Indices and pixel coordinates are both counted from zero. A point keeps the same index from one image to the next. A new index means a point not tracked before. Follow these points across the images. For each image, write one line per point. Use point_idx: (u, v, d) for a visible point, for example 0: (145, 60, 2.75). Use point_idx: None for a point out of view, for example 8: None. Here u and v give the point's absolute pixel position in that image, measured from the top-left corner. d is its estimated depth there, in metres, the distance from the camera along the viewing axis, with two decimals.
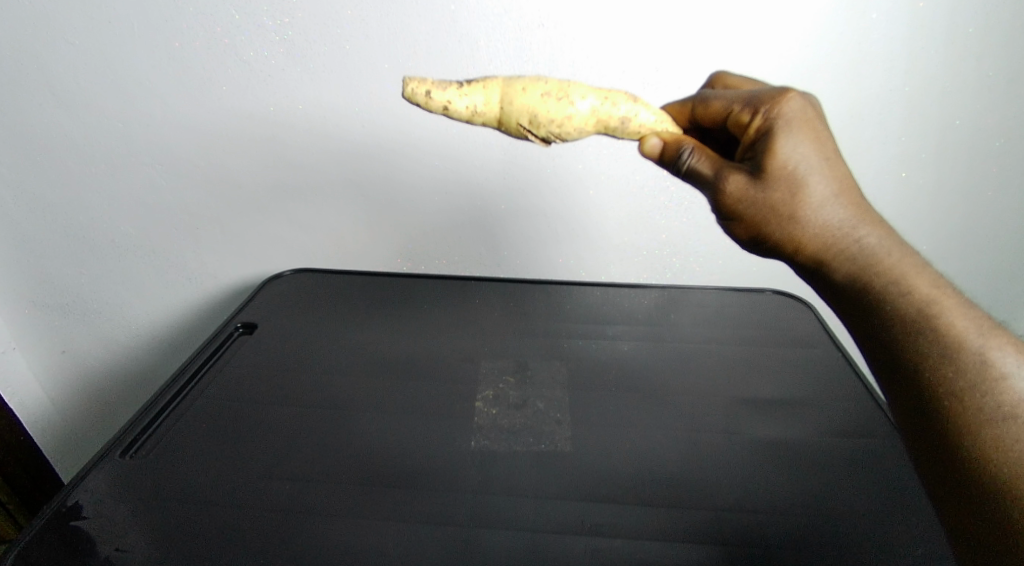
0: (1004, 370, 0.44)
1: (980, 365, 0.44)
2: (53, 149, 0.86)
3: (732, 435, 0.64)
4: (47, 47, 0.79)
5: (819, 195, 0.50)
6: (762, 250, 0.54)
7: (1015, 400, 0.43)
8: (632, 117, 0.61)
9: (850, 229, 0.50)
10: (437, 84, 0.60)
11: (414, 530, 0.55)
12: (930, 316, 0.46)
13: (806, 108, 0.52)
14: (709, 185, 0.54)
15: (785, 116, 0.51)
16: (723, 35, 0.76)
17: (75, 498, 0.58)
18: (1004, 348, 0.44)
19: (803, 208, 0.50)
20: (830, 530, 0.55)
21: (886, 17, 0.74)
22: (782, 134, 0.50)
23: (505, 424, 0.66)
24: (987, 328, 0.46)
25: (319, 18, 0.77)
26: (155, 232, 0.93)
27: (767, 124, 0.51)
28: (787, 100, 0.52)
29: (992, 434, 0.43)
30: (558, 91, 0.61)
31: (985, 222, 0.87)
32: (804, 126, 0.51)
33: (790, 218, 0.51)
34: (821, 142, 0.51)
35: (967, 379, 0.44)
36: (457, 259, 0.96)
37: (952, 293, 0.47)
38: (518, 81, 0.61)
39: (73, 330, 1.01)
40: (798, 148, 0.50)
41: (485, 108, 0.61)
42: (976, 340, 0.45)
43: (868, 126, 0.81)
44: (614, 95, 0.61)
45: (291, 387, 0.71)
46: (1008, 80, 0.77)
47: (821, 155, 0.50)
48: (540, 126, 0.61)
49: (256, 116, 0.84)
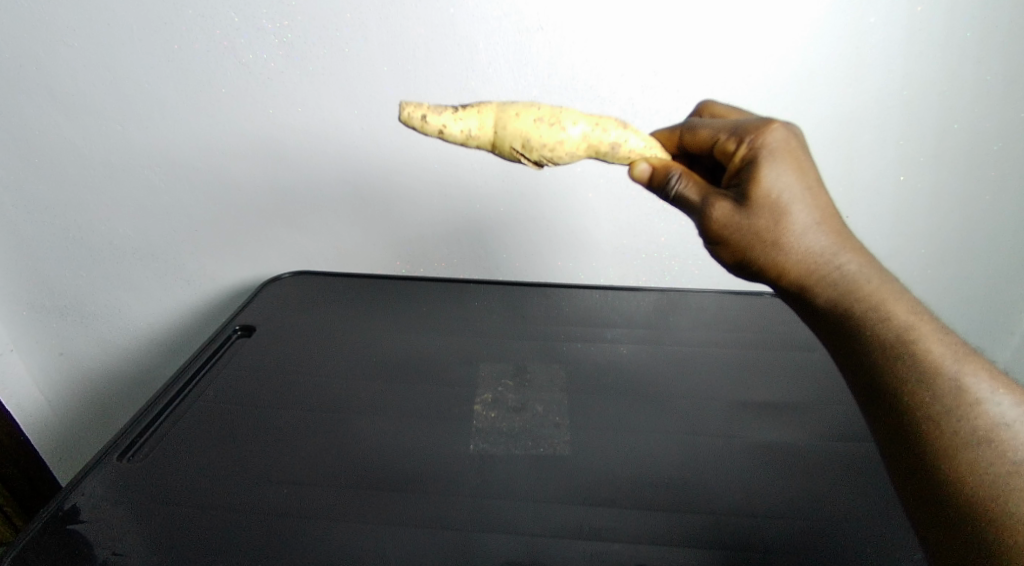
0: (979, 395, 0.44)
1: (957, 391, 0.44)
2: (51, 151, 0.86)
3: (731, 439, 0.64)
4: (46, 49, 0.79)
5: (803, 222, 0.49)
6: (746, 275, 0.54)
7: (990, 425, 0.43)
8: (622, 143, 0.62)
9: (832, 256, 0.50)
10: (433, 108, 0.60)
11: (413, 534, 0.55)
12: (909, 343, 0.46)
13: (790, 138, 0.52)
14: (696, 211, 0.53)
15: (769, 146, 0.51)
16: (722, 39, 0.76)
17: (72, 500, 0.58)
18: (979, 374, 0.45)
19: (787, 235, 0.50)
20: (828, 533, 0.55)
21: (885, 21, 0.74)
22: (766, 164, 0.50)
23: (503, 427, 0.66)
24: (963, 354, 0.46)
25: (319, 21, 0.77)
26: (153, 234, 0.93)
27: (752, 154, 0.51)
28: (771, 131, 0.51)
29: (967, 457, 0.43)
30: (551, 116, 0.61)
31: (985, 226, 0.87)
32: (787, 156, 0.51)
33: (774, 244, 0.50)
34: (804, 171, 0.50)
35: (945, 404, 0.44)
36: (456, 261, 0.96)
37: (930, 319, 0.47)
38: (511, 106, 0.62)
39: (71, 332, 1.01)
40: (782, 177, 0.50)
41: (479, 132, 0.61)
42: (953, 366, 0.45)
43: (867, 130, 0.81)
44: (605, 121, 0.62)
45: (290, 390, 0.71)
46: (1006, 85, 0.77)
47: (804, 184, 0.50)
48: (533, 150, 0.62)
49: (255, 119, 0.84)
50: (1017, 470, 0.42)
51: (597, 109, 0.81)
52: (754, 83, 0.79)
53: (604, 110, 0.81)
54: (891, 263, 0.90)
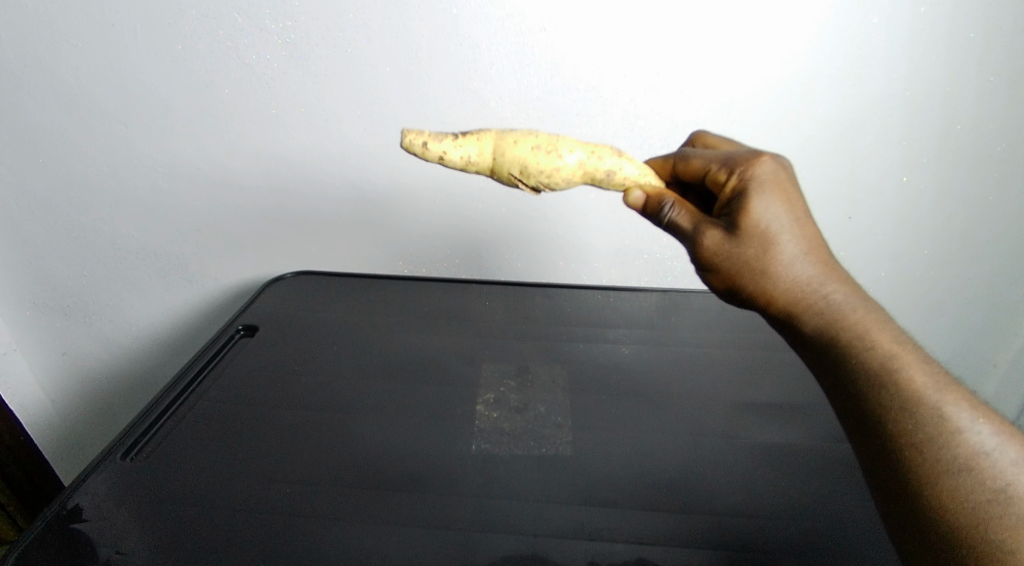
0: (959, 424, 0.45)
1: (938, 419, 0.45)
2: (54, 151, 0.86)
3: (733, 440, 0.64)
4: (49, 49, 0.79)
5: (791, 252, 0.50)
6: (735, 301, 0.54)
7: (970, 453, 0.44)
8: (617, 170, 0.62)
9: (819, 285, 0.50)
10: (434, 135, 0.61)
11: (415, 533, 0.55)
12: (893, 371, 0.47)
13: (779, 171, 0.52)
14: (687, 238, 0.54)
15: (759, 178, 0.51)
16: (724, 41, 0.76)
17: (75, 500, 0.58)
18: (960, 404, 0.46)
19: (775, 264, 0.50)
20: (827, 532, 0.56)
21: (887, 22, 0.74)
22: (756, 195, 0.51)
23: (505, 428, 0.66)
24: (944, 383, 0.47)
25: (321, 21, 0.77)
26: (156, 235, 0.93)
27: (742, 185, 0.52)
28: (761, 163, 0.52)
29: (949, 484, 0.44)
30: (548, 144, 0.62)
31: (988, 228, 0.86)
32: (776, 188, 0.51)
33: (763, 272, 0.51)
34: (792, 203, 0.51)
35: (927, 432, 0.45)
36: (459, 262, 0.95)
37: (912, 348, 0.48)
38: (510, 133, 0.63)
39: (74, 331, 1.01)
40: (771, 209, 0.50)
41: (478, 158, 0.63)
42: (935, 395, 0.46)
43: (870, 130, 0.81)
44: (601, 149, 0.63)
45: (293, 389, 0.71)
46: (1009, 86, 0.77)
47: (792, 215, 0.51)
48: (530, 176, 0.63)
49: (258, 119, 0.84)
50: (997, 497, 0.43)
51: (600, 110, 0.81)
52: (757, 84, 0.79)
53: (606, 110, 0.81)
54: (894, 265, 0.90)
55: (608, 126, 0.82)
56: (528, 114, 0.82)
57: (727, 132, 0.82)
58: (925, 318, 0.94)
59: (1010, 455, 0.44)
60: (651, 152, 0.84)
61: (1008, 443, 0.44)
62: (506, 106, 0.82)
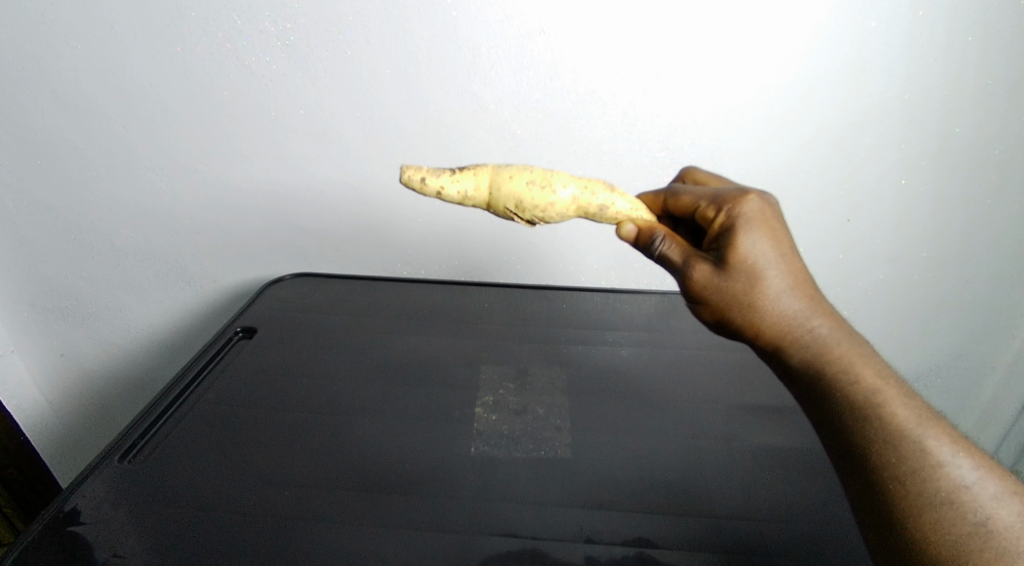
0: (941, 458, 0.46)
1: (920, 453, 0.46)
2: (53, 154, 0.86)
3: (733, 443, 0.64)
4: (48, 51, 0.79)
5: (777, 286, 0.52)
6: (724, 333, 0.55)
7: (952, 486, 0.45)
8: (610, 205, 0.65)
9: (805, 319, 0.52)
10: (432, 171, 0.63)
11: (414, 536, 0.55)
12: (876, 405, 0.48)
13: (765, 208, 0.54)
14: (678, 272, 0.56)
15: (745, 215, 0.53)
16: (723, 44, 0.76)
17: (73, 503, 0.58)
18: (941, 438, 0.47)
19: (762, 298, 0.52)
20: (827, 537, 0.55)
21: (886, 25, 0.74)
22: (742, 232, 0.52)
23: (504, 430, 0.66)
24: (926, 417, 0.48)
25: (320, 24, 0.77)
26: (155, 237, 0.93)
27: (730, 222, 0.53)
28: (747, 201, 0.54)
29: (931, 517, 0.45)
30: (542, 180, 0.65)
31: (987, 230, 0.86)
32: (763, 225, 0.53)
33: (750, 306, 0.52)
34: (778, 240, 0.52)
35: (909, 466, 0.46)
36: (458, 264, 0.95)
37: (895, 382, 0.49)
38: (506, 169, 0.65)
39: (73, 334, 1.01)
40: (757, 245, 0.52)
41: (475, 193, 0.65)
42: (917, 429, 0.47)
43: (869, 133, 0.81)
44: (593, 185, 0.65)
45: (292, 392, 0.71)
46: (1007, 89, 0.77)
47: (778, 251, 0.52)
48: (526, 210, 0.65)
49: (257, 122, 0.84)
50: (978, 531, 0.44)
51: (598, 112, 0.81)
52: (755, 87, 0.79)
53: (606, 113, 0.81)
54: (892, 268, 0.90)
55: (608, 130, 0.82)
56: (528, 117, 0.82)
57: (726, 134, 0.82)
58: (924, 322, 0.94)
59: (990, 489, 0.45)
60: (650, 154, 0.84)
61: (988, 478, 0.45)
62: (505, 108, 0.82)
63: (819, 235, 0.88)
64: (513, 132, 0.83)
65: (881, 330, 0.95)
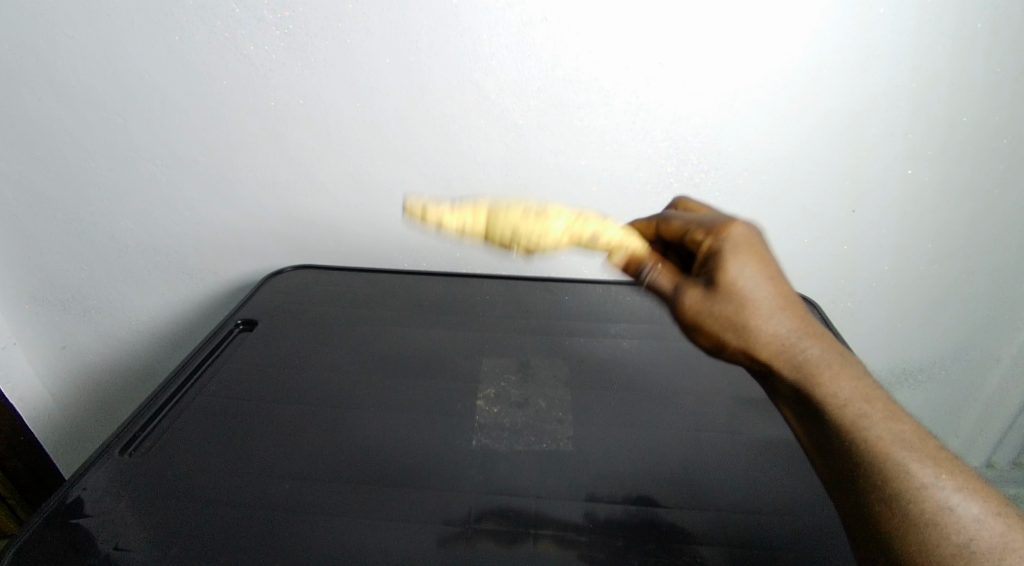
0: (924, 480, 0.47)
1: (904, 476, 0.47)
2: (51, 146, 0.86)
3: (735, 436, 0.64)
4: (44, 41, 0.79)
5: (765, 312, 0.52)
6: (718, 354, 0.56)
7: (936, 508, 0.46)
8: (603, 232, 0.61)
9: (793, 343, 0.52)
10: (430, 202, 0.63)
11: (415, 528, 0.55)
12: (862, 429, 0.49)
13: (751, 235, 0.53)
14: (670, 296, 0.56)
15: (732, 242, 0.53)
16: (726, 33, 0.75)
17: (75, 494, 0.58)
18: (926, 460, 0.48)
19: (750, 324, 0.52)
20: (830, 532, 0.55)
21: (894, 12, 0.73)
22: (729, 259, 0.52)
23: (506, 423, 0.66)
24: (912, 439, 0.49)
25: (319, 12, 0.77)
26: (155, 228, 0.92)
27: (716, 249, 0.53)
28: (733, 227, 0.53)
29: (914, 538, 0.46)
30: (537, 211, 0.63)
31: (994, 222, 0.85)
32: (750, 251, 0.52)
33: (740, 331, 0.52)
34: (765, 266, 0.52)
35: (894, 488, 0.47)
36: (460, 256, 0.94)
37: (883, 405, 0.50)
38: (503, 202, 0.64)
39: (73, 327, 1.01)
40: (744, 272, 0.52)
41: (470, 224, 0.63)
42: (902, 452, 0.48)
43: (876, 123, 0.80)
44: (587, 215, 0.63)
45: (292, 385, 0.70)
46: (1016, 77, 0.76)
47: (765, 277, 0.52)
48: (521, 241, 0.62)
49: (256, 111, 0.83)
50: (961, 552, 0.45)
51: (602, 101, 0.80)
52: (760, 76, 0.78)
53: (608, 102, 0.80)
54: (898, 260, 0.89)
55: (610, 120, 0.81)
56: (529, 107, 0.81)
57: (730, 125, 0.81)
58: (928, 313, 0.93)
59: (974, 510, 0.46)
60: (653, 145, 0.83)
61: (973, 500, 0.46)
62: (506, 98, 0.81)
63: (823, 226, 0.87)
64: (514, 122, 0.83)
65: (885, 322, 0.95)
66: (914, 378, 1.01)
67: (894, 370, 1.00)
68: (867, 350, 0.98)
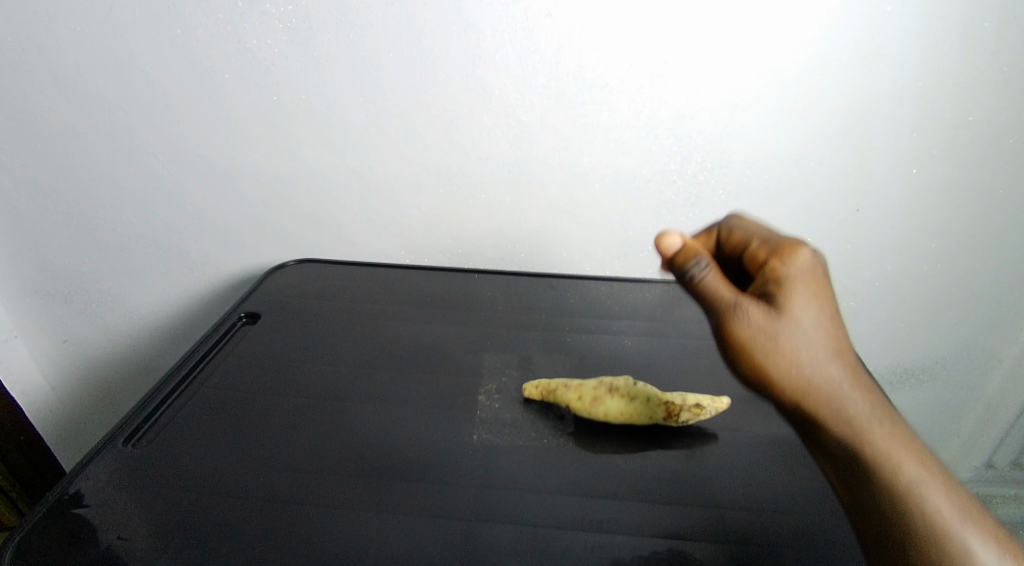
0: (971, 549, 0.44)
1: (950, 544, 0.44)
2: (54, 139, 0.86)
3: (736, 433, 0.64)
4: (48, 32, 0.79)
5: (825, 359, 0.45)
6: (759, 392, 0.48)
7: None
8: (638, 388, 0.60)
9: (852, 394, 0.45)
10: None
11: (414, 521, 0.55)
12: (913, 495, 0.45)
13: (813, 268, 0.47)
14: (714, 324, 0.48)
15: (791, 275, 0.46)
16: (731, 30, 0.75)
17: (77, 486, 0.58)
18: (972, 527, 0.45)
19: (807, 371, 0.45)
20: (830, 529, 0.55)
21: (900, 10, 0.73)
22: (788, 295, 0.45)
23: (507, 418, 0.66)
24: (959, 504, 0.45)
25: (323, 5, 0.76)
26: (156, 222, 0.92)
27: (774, 282, 0.46)
28: (794, 257, 0.47)
29: None
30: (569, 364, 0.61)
31: (998, 221, 0.85)
32: (811, 287, 0.46)
33: (795, 379, 0.45)
34: (828, 305, 0.46)
35: (939, 555, 0.44)
36: (462, 252, 0.94)
37: (935, 465, 0.46)
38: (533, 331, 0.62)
39: (74, 320, 1.01)
40: (805, 312, 0.45)
41: None
42: (950, 518, 0.45)
43: (880, 121, 0.80)
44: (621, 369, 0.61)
45: (294, 378, 0.70)
46: (1022, 77, 0.76)
47: (829, 318, 0.45)
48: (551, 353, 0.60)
49: (260, 105, 0.83)
50: None
51: (606, 97, 0.80)
52: (764, 74, 0.78)
53: (612, 99, 0.80)
54: (901, 259, 0.89)
55: (614, 117, 0.81)
56: (532, 103, 0.81)
57: (734, 123, 0.81)
58: (931, 313, 0.93)
59: None
60: (657, 142, 0.83)
61: None
62: (509, 94, 0.81)
63: (827, 225, 0.87)
64: (518, 118, 0.83)
65: (887, 321, 0.95)
66: (915, 378, 1.00)
67: (895, 371, 1.00)
68: (869, 350, 0.98)
